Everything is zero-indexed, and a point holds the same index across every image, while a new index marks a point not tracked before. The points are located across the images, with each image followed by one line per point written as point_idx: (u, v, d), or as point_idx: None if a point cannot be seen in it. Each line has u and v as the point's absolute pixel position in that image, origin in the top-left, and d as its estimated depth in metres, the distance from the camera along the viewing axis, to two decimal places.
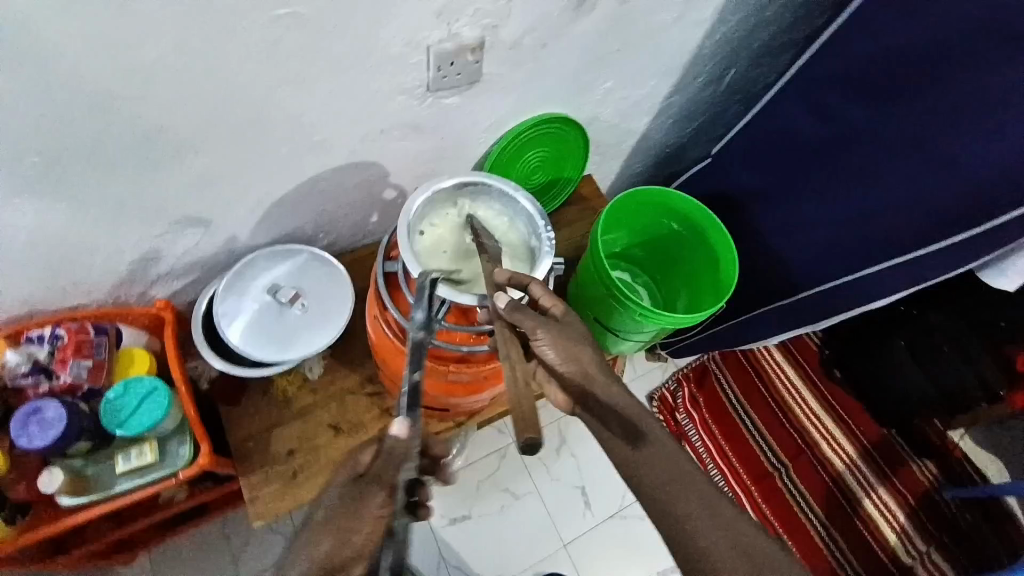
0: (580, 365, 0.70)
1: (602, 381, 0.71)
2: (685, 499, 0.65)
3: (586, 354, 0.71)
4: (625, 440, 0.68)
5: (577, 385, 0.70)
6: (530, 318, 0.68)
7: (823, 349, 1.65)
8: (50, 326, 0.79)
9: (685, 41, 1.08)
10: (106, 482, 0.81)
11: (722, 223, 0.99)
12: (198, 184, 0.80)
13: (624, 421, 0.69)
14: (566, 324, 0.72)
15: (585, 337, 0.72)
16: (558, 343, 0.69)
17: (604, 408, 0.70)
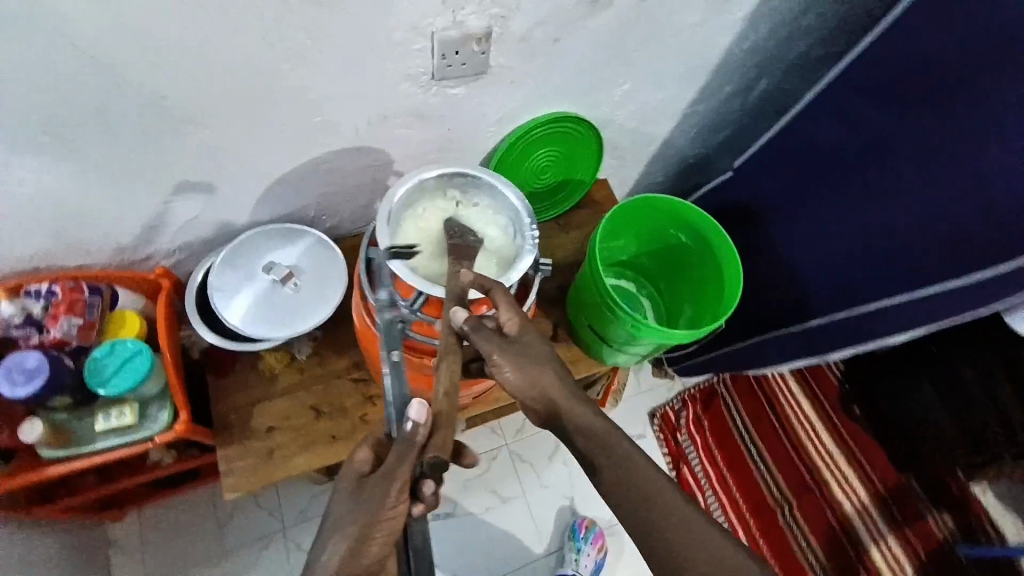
0: (541, 389, 0.70)
1: (565, 401, 0.70)
2: (660, 516, 0.64)
3: (547, 377, 0.70)
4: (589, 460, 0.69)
5: (538, 403, 0.71)
6: (486, 343, 0.68)
7: (843, 383, 1.57)
8: (46, 283, 0.81)
9: (711, 47, 1.04)
10: (85, 440, 0.83)
11: (731, 240, 0.95)
12: (199, 156, 0.80)
13: (592, 439, 0.69)
14: (526, 344, 0.70)
15: (550, 356, 0.71)
16: (516, 366, 0.69)
17: (567, 426, 0.70)
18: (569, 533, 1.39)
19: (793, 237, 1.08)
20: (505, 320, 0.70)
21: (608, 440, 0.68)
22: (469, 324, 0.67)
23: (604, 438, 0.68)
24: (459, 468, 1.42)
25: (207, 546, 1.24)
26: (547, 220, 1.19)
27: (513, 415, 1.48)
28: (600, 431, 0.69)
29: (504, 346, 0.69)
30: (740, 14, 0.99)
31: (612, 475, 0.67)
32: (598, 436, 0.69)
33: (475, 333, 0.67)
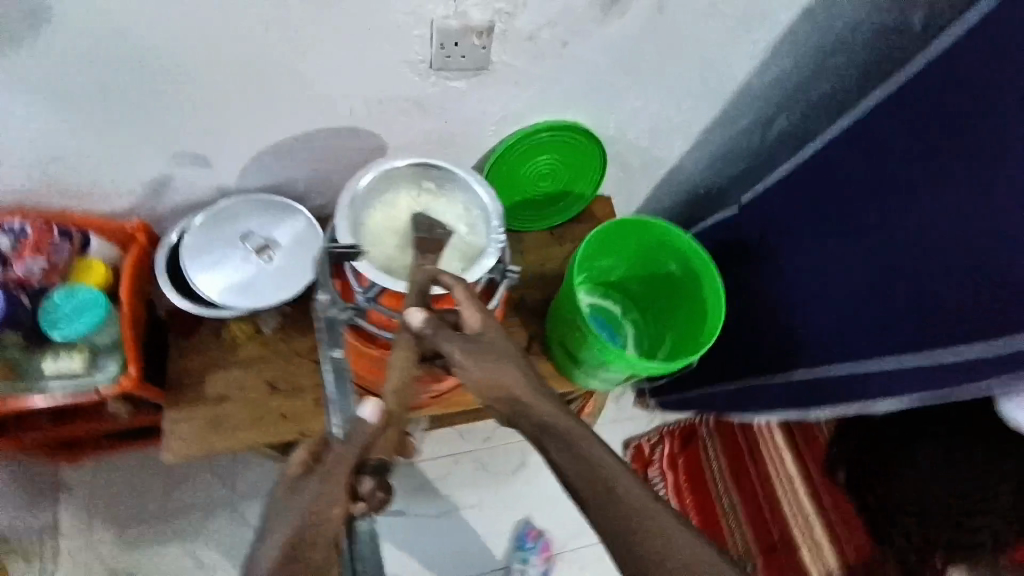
0: (504, 391, 0.64)
1: (533, 401, 0.65)
2: (631, 523, 0.60)
3: (512, 376, 0.65)
4: (562, 466, 0.63)
5: (505, 405, 0.66)
6: (446, 344, 0.63)
7: (833, 446, 1.40)
8: (19, 220, 0.80)
9: (730, 73, 1.01)
10: (33, 379, 0.83)
11: (719, 276, 0.93)
12: (187, 115, 0.79)
13: (560, 443, 0.63)
14: (490, 341, 0.65)
15: (513, 353, 0.66)
16: (479, 367, 0.64)
17: (536, 428, 0.65)
18: (516, 543, 1.37)
19: (793, 282, 1.04)
20: (467, 317, 0.66)
21: (577, 442, 0.63)
22: (428, 325, 0.63)
23: (573, 439, 0.63)
24: (419, 468, 1.39)
25: (154, 504, 1.23)
26: (542, 230, 1.15)
27: (484, 422, 1.45)
28: (564, 428, 0.63)
29: (465, 347, 0.64)
30: (764, 41, 0.97)
31: (582, 480, 0.61)
32: (567, 439, 0.63)
33: (434, 335, 0.63)
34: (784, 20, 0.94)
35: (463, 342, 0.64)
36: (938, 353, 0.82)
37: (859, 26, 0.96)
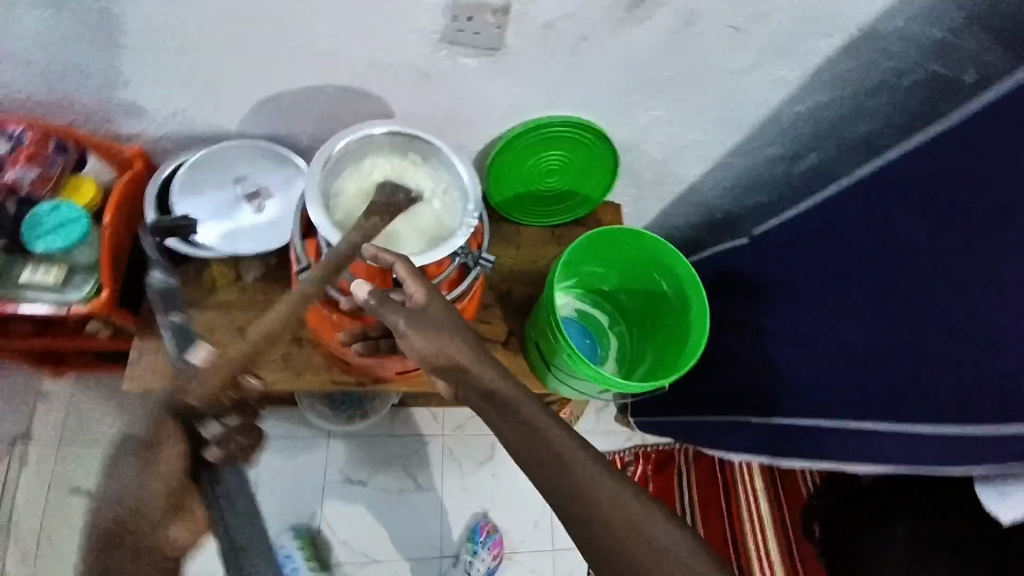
0: (446, 358, 0.65)
1: (479, 372, 0.65)
2: (590, 509, 0.60)
3: (456, 345, 0.65)
4: (513, 446, 0.63)
5: (450, 376, 0.66)
6: (390, 313, 0.67)
7: (813, 500, 1.41)
8: (21, 127, 0.82)
9: (760, 98, 0.95)
10: (10, 284, 0.85)
11: (707, 300, 0.95)
12: (192, 53, 0.78)
13: (522, 427, 0.63)
14: (433, 311, 0.66)
15: (457, 321, 0.67)
16: (422, 336, 0.65)
17: (482, 398, 0.65)
18: (468, 534, 1.35)
19: (784, 319, 1.02)
20: (412, 292, 0.67)
21: (540, 427, 0.63)
22: (373, 296, 0.67)
23: (535, 424, 0.63)
24: (386, 443, 1.38)
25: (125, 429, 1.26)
26: (542, 227, 1.13)
27: (458, 409, 1.44)
28: (503, 391, 0.64)
29: (410, 318, 0.66)
30: (800, 70, 0.91)
31: (545, 464, 0.62)
32: (523, 418, 0.63)
33: (380, 306, 0.67)
34: (825, 50, 0.88)
35: (406, 313, 0.66)
36: (944, 428, 0.80)
37: (906, 71, 0.91)
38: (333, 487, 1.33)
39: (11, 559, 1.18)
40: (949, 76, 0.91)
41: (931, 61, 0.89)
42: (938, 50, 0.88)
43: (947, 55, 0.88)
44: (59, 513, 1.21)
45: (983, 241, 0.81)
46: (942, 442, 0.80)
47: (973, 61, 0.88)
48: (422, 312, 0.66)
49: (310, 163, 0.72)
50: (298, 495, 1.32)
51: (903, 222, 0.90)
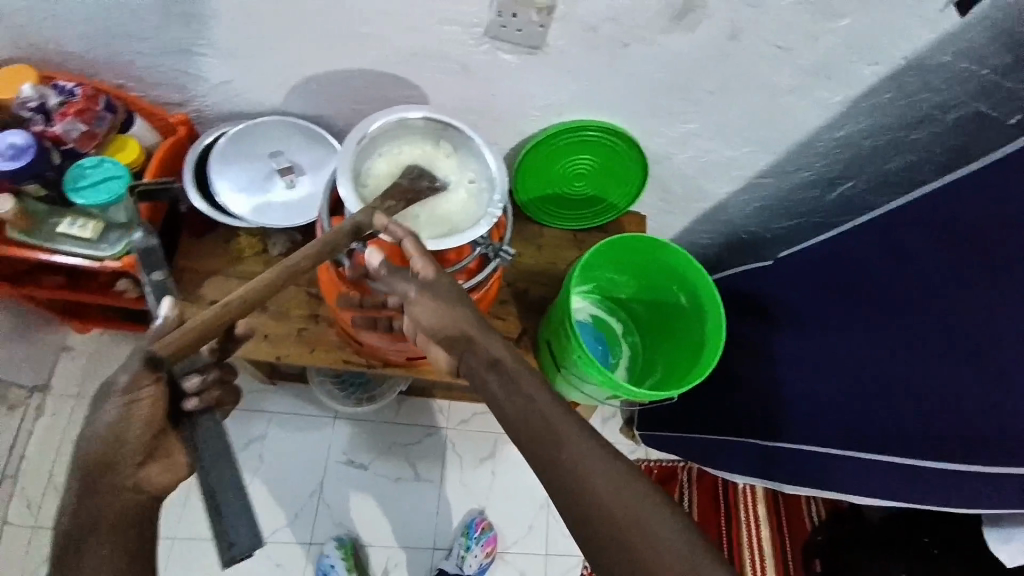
0: (447, 329, 0.65)
1: (485, 344, 0.65)
2: (596, 509, 0.59)
3: (465, 317, 0.65)
4: (516, 429, 0.62)
5: (457, 349, 0.66)
6: (401, 283, 0.67)
7: (816, 534, 1.41)
8: (73, 83, 0.85)
9: (798, 120, 0.94)
10: (47, 235, 0.88)
11: (724, 314, 0.93)
12: (242, 26, 0.80)
13: (530, 416, 0.62)
14: (444, 284, 0.66)
15: (464, 295, 0.67)
16: (431, 305, 0.65)
17: (487, 371, 0.64)
18: (463, 529, 1.35)
19: (801, 344, 1.01)
20: (420, 267, 0.66)
21: (548, 418, 0.62)
22: (384, 266, 0.68)
23: (543, 413, 0.62)
24: (391, 429, 1.39)
25: None
26: (565, 230, 1.13)
27: (464, 404, 1.44)
28: (508, 361, 0.64)
29: (420, 286, 0.66)
30: (842, 95, 0.90)
31: (552, 459, 0.60)
32: (531, 405, 0.62)
33: (389, 276, 0.68)
34: (870, 77, 0.87)
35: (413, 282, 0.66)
36: (954, 466, 0.78)
37: (952, 107, 0.90)
38: (335, 467, 1.35)
39: (19, 506, 1.21)
40: (993, 115, 0.89)
41: (978, 99, 0.88)
42: (986, 90, 0.86)
43: (993, 96, 0.87)
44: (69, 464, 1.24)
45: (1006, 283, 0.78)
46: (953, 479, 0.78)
47: (1017, 103, 0.86)
48: (433, 282, 0.66)
49: (343, 142, 0.73)
50: (300, 472, 1.33)
51: (926, 257, 0.86)
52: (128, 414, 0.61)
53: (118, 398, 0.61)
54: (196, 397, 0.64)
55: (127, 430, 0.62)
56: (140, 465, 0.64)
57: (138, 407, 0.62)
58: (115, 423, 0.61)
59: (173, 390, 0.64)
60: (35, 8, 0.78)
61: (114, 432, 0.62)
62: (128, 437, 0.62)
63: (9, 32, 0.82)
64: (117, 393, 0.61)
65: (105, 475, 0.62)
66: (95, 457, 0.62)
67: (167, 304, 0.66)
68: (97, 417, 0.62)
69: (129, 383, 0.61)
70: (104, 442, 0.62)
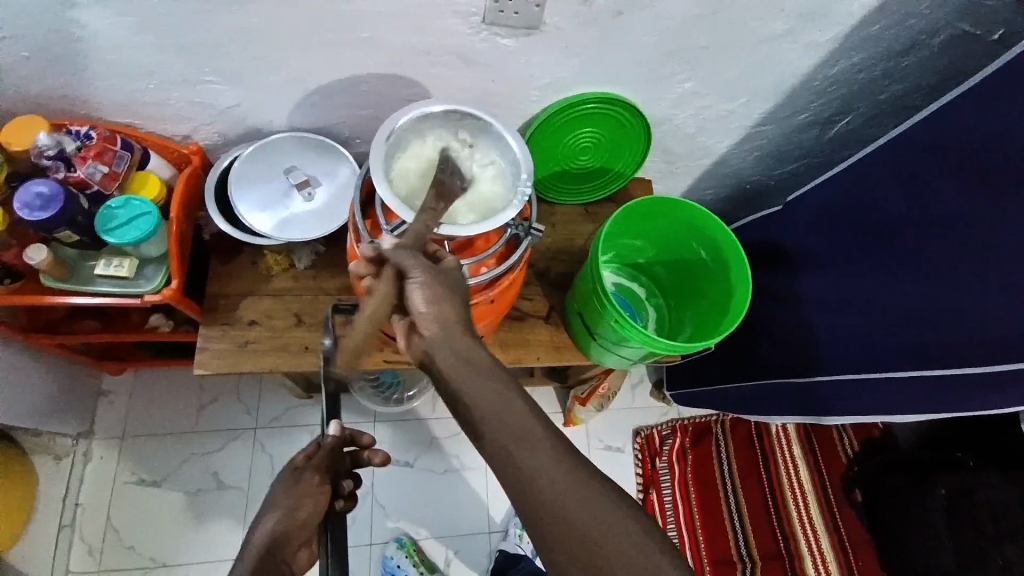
0: (440, 314, 0.58)
1: (465, 335, 0.58)
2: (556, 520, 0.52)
3: (457, 304, 0.60)
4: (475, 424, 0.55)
5: (429, 332, 0.58)
6: (409, 260, 0.61)
7: (851, 465, 1.46)
8: (86, 126, 0.88)
9: (792, 63, 0.96)
10: (84, 279, 0.91)
11: (744, 253, 0.97)
12: (243, 47, 0.81)
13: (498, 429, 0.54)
14: (449, 274, 0.62)
15: (466, 290, 0.62)
16: (431, 284, 0.59)
17: (456, 357, 0.56)
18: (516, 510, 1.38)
19: (819, 282, 1.04)
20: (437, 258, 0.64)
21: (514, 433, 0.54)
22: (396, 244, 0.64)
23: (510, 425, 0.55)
24: (431, 424, 1.43)
25: (185, 421, 1.32)
26: (575, 204, 1.16)
27: None
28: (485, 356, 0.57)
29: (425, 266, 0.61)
30: (832, 34, 0.92)
31: (521, 465, 0.53)
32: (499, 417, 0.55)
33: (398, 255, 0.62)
34: (859, 11, 0.88)
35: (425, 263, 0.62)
36: (986, 370, 0.81)
37: (937, 30, 0.93)
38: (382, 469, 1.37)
39: (80, 552, 1.22)
40: (977, 34, 0.93)
41: (960, 20, 0.92)
42: (966, 10, 0.90)
43: (975, 15, 0.91)
44: (124, 504, 1.26)
45: (1011, 198, 0.81)
46: (1000, 382, 0.81)
47: (996, 19, 0.91)
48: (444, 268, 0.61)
49: (373, 140, 0.76)
50: None
51: (936, 178, 0.88)
52: (297, 505, 0.72)
53: (304, 492, 0.73)
54: (343, 499, 0.79)
55: (297, 519, 0.71)
56: (298, 548, 0.71)
57: (307, 502, 0.73)
58: (286, 514, 0.71)
59: (333, 489, 0.79)
60: (41, 59, 0.79)
61: (284, 522, 0.70)
62: (295, 524, 0.71)
63: (17, 87, 0.83)
64: (296, 486, 0.74)
65: (275, 561, 0.67)
66: (269, 543, 0.68)
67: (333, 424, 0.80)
68: (258, 527, 0.70)
69: (302, 489, 0.73)
70: (278, 532, 0.69)
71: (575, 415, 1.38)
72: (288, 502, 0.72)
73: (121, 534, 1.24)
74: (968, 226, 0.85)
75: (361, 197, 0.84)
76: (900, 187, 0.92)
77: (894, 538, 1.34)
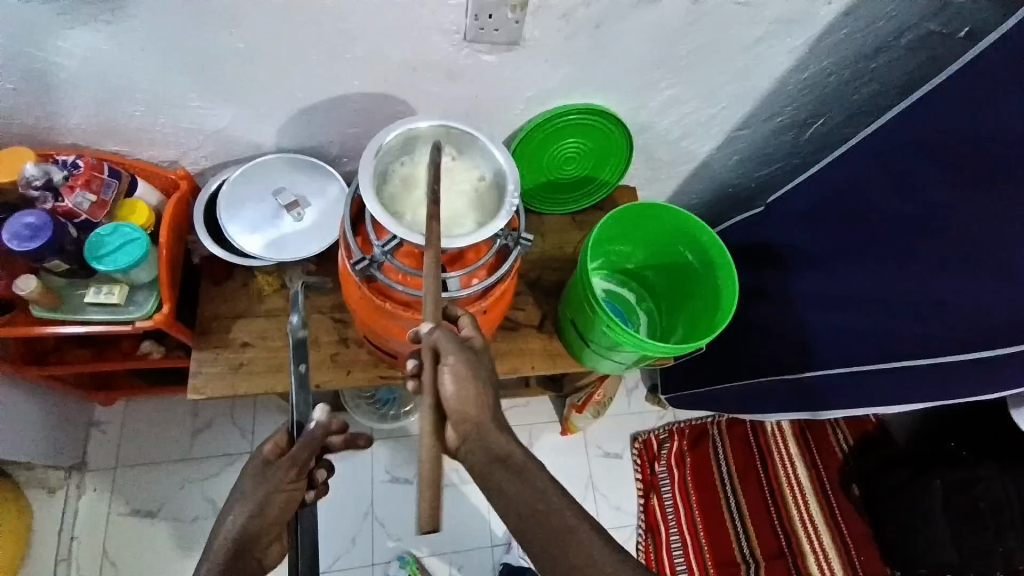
0: (470, 409, 0.64)
1: (496, 432, 0.66)
2: None
3: (484, 401, 0.65)
4: (513, 512, 0.64)
5: (463, 430, 0.64)
6: (444, 348, 0.64)
7: (847, 459, 1.47)
8: (74, 156, 0.88)
9: (768, 67, 0.99)
10: (74, 307, 0.90)
11: (730, 253, 0.99)
12: (230, 71, 0.83)
13: (527, 513, 0.63)
14: (479, 367, 0.66)
15: (492, 381, 0.67)
16: (462, 379, 0.63)
17: (489, 454, 0.64)
18: None
19: (805, 278, 1.07)
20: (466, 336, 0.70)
21: (541, 512, 0.63)
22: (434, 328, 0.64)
23: (539, 508, 0.63)
24: None
25: (179, 448, 1.31)
26: (563, 213, 1.18)
27: None
28: (510, 453, 0.65)
29: (459, 357, 0.64)
30: (805, 39, 0.94)
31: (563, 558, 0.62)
32: (528, 502, 0.64)
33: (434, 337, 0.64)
34: (829, 15, 0.91)
35: (461, 349, 0.65)
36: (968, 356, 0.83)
37: (903, 32, 0.97)
38: (380, 487, 1.36)
39: None
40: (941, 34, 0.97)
41: (925, 21, 0.95)
42: (931, 11, 0.94)
43: (942, 15, 0.95)
44: (120, 535, 1.24)
45: (982, 189, 0.84)
46: (987, 367, 0.83)
47: (960, 20, 0.95)
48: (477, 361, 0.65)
49: (362, 158, 0.77)
50: (348, 497, 1.35)
51: (910, 172, 0.91)
52: (267, 501, 0.70)
53: (276, 487, 0.71)
54: (315, 487, 0.78)
55: (267, 517, 0.70)
56: (270, 543, 0.70)
57: (277, 497, 0.71)
58: (257, 509, 0.70)
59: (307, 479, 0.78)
60: (28, 90, 0.80)
61: (255, 520, 0.69)
62: (265, 522, 0.70)
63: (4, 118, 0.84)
64: (269, 479, 0.71)
65: (246, 556, 0.68)
66: (238, 541, 0.68)
67: (320, 411, 0.76)
68: (227, 520, 0.69)
69: (274, 484, 0.71)
70: (249, 530, 0.69)
71: (571, 423, 1.38)
72: (260, 495, 0.70)
73: (117, 566, 1.22)
74: (947, 218, 0.87)
75: (351, 214, 0.84)
76: (876, 183, 0.95)
77: (894, 532, 1.35)
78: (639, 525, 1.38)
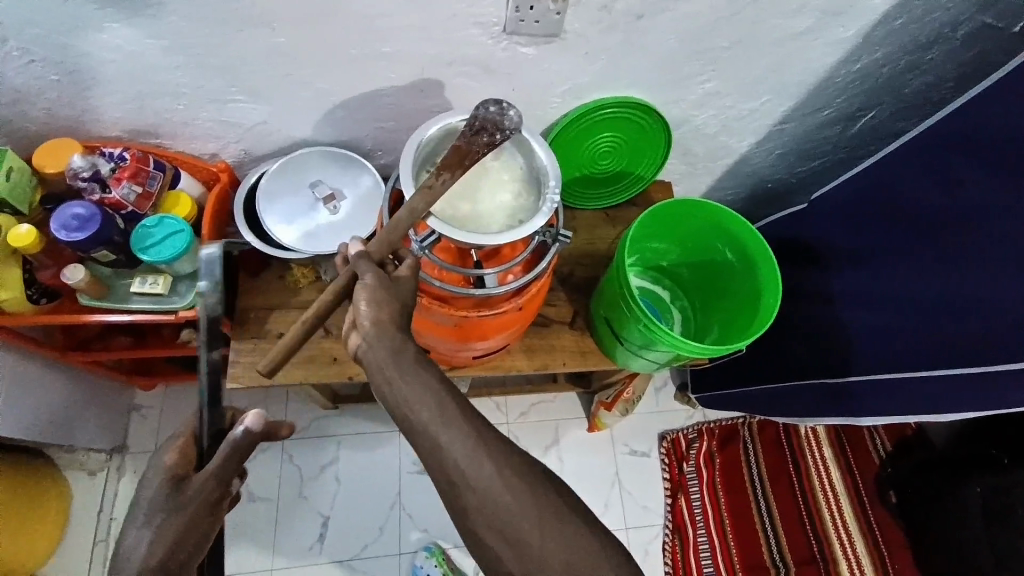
0: (379, 321, 0.59)
1: (400, 341, 0.59)
2: (500, 528, 0.54)
3: (397, 312, 0.61)
4: (413, 425, 0.56)
5: (367, 336, 0.59)
6: (365, 267, 0.63)
7: (884, 466, 1.43)
8: (120, 149, 0.91)
9: (813, 60, 0.96)
10: (119, 296, 0.93)
11: (770, 250, 0.96)
12: (267, 65, 0.83)
13: (429, 431, 0.55)
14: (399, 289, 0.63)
15: (411, 304, 0.63)
16: (377, 292, 0.61)
17: (387, 362, 0.58)
18: None
19: (845, 278, 1.03)
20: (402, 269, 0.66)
21: (450, 437, 0.55)
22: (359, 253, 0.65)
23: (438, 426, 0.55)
24: None
25: None
26: (595, 209, 1.17)
27: (519, 397, 1.44)
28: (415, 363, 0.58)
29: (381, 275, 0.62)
30: (854, 29, 0.91)
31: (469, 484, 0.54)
32: (431, 419, 0.56)
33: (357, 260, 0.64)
34: (882, 4, 0.87)
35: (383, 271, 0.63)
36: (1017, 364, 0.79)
37: (959, 23, 0.92)
38: (407, 478, 1.38)
39: None
40: (998, 25, 0.92)
41: (982, 12, 0.91)
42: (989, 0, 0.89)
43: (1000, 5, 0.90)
44: None
45: None
46: None
47: (1019, 11, 0.90)
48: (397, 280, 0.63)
49: (403, 150, 0.78)
50: (377, 487, 1.36)
51: (962, 169, 0.87)
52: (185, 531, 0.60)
53: (199, 511, 0.61)
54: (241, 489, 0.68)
55: (188, 545, 0.60)
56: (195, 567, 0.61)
57: (197, 516, 0.61)
58: (178, 538, 0.60)
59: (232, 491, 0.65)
60: (75, 82, 0.82)
61: (176, 550, 0.59)
62: (188, 550, 0.60)
63: (53, 111, 0.86)
64: (186, 501, 0.60)
65: None
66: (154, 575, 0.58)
67: (254, 416, 0.62)
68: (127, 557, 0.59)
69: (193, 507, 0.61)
70: (169, 560, 0.59)
71: (599, 420, 1.37)
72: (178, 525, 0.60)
73: None
74: (1002, 218, 0.83)
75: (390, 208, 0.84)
76: (925, 180, 0.91)
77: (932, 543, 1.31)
78: (666, 525, 1.37)
